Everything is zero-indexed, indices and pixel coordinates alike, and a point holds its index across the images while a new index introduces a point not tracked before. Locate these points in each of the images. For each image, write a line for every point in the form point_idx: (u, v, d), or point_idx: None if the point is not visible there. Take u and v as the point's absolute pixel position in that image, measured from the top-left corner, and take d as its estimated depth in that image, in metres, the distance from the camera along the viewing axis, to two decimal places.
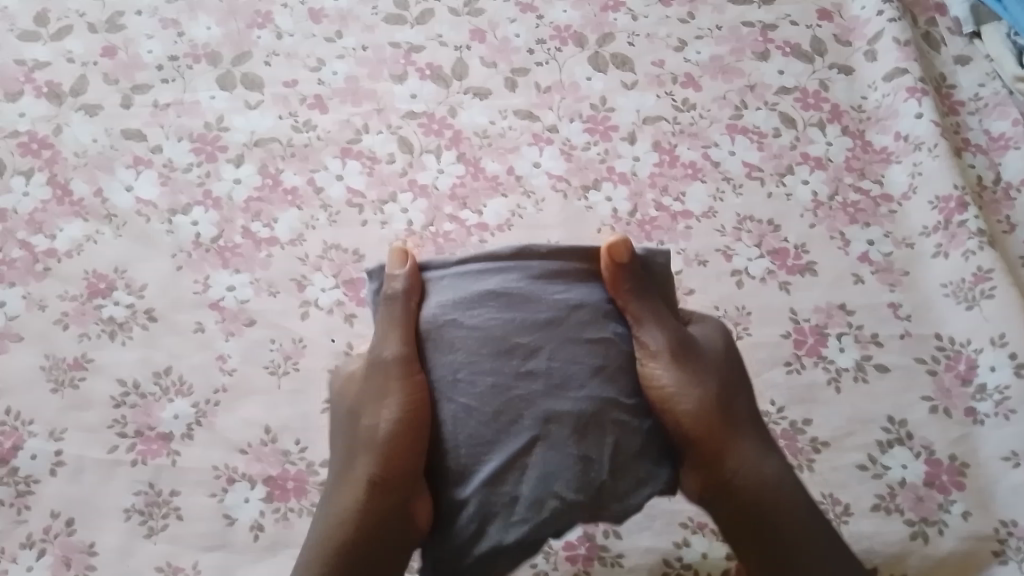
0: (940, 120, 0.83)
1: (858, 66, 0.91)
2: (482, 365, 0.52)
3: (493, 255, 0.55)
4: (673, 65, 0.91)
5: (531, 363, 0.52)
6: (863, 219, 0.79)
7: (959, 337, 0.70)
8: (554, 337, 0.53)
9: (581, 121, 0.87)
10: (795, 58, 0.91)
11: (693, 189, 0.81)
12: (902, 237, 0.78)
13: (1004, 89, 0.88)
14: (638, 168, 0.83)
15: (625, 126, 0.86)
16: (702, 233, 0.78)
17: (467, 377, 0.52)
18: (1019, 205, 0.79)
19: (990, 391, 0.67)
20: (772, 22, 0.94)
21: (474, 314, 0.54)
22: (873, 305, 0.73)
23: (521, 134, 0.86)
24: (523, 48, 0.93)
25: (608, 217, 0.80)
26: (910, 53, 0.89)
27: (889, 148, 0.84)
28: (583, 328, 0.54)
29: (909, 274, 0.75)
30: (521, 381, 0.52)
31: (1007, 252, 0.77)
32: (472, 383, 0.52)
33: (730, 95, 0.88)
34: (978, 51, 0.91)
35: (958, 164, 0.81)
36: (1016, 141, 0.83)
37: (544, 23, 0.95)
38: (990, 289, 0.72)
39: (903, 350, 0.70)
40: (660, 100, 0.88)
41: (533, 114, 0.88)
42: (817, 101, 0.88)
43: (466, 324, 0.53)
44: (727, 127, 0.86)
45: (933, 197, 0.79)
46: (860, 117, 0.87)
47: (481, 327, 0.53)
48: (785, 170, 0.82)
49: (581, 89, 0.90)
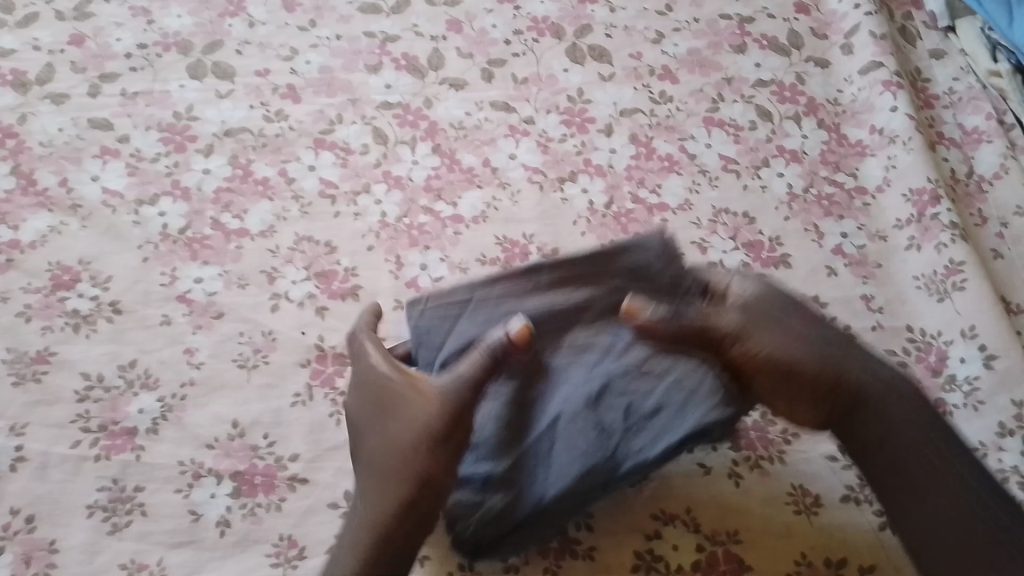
0: (915, 114, 0.84)
1: (835, 60, 0.91)
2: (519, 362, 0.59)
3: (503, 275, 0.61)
4: (651, 58, 0.91)
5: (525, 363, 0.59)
6: (838, 212, 0.79)
7: (931, 329, 0.71)
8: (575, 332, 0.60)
9: (558, 114, 0.86)
10: (772, 52, 0.91)
11: (669, 182, 0.81)
12: (876, 230, 0.78)
13: (978, 83, 0.88)
14: (614, 161, 0.83)
15: (602, 119, 0.86)
16: (678, 226, 0.78)
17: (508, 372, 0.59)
18: (992, 199, 0.80)
19: (960, 382, 0.67)
20: (750, 16, 0.94)
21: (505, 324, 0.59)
22: (846, 298, 0.73)
23: (497, 126, 0.85)
24: (500, 40, 0.92)
25: (584, 210, 0.79)
26: (886, 46, 0.89)
27: (865, 141, 0.84)
28: (590, 324, 0.61)
29: (883, 267, 0.75)
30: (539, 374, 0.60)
31: (980, 245, 0.77)
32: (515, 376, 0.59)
33: (707, 88, 0.88)
34: (953, 46, 0.92)
35: (932, 157, 0.81)
36: (989, 136, 0.84)
37: (521, 15, 0.94)
38: (961, 281, 0.72)
39: (876, 342, 0.70)
40: (637, 93, 0.88)
41: (510, 106, 0.87)
42: (793, 95, 0.88)
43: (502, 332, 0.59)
44: (703, 120, 0.85)
45: (907, 190, 0.79)
46: (836, 110, 0.87)
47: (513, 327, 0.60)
48: (760, 163, 0.82)
49: (558, 81, 0.89)
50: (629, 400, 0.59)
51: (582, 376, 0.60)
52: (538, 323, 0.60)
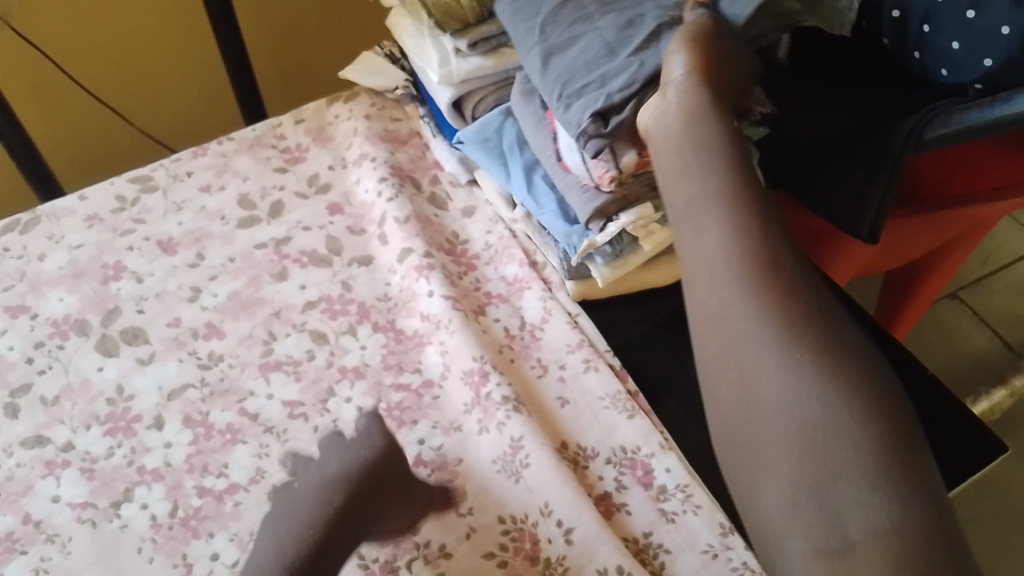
0: (451, 290, 0.82)
1: (376, 253, 0.88)
2: (575, 62, 0.73)
3: (552, 10, 0.76)
4: (191, 319, 0.83)
5: (598, 36, 0.73)
6: (410, 417, 0.75)
7: (518, 514, 0.68)
8: (604, 22, 0.74)
9: (99, 424, 0.76)
10: (314, 267, 0.86)
11: (235, 455, 0.73)
12: (449, 422, 0.75)
13: (507, 230, 0.89)
14: (171, 455, 0.74)
15: (149, 411, 0.77)
16: (254, 505, 0.71)
17: (564, 63, 0.73)
18: (545, 343, 0.79)
19: (555, 564, 0.65)
20: (284, 236, 0.89)
21: (566, 51, 0.74)
22: (433, 512, 0.69)
23: (31, 468, 0.74)
24: (19, 360, 0.81)
25: (147, 528, 0.70)
26: (413, 228, 0.87)
27: (419, 330, 0.81)
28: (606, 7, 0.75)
29: (463, 460, 0.72)
30: (581, 63, 0.72)
31: (542, 399, 0.75)
32: (578, 51, 0.73)
33: (255, 330, 0.81)
34: (480, 198, 0.92)
35: (477, 329, 0.80)
36: (528, 281, 0.84)
37: (38, 322, 0.83)
38: (526, 458, 0.70)
39: (473, 551, 0.67)
40: (183, 364, 0.80)
41: (42, 437, 0.76)
42: (343, 305, 0.83)
43: (569, 55, 0.74)
44: (259, 367, 0.79)
45: (462, 373, 0.77)
46: (387, 307, 0.83)
47: (563, 35, 0.75)
48: (325, 394, 0.77)
49: (92, 385, 0.79)
50: (565, 59, 0.74)
51: (594, 32, 0.74)
52: (576, 44, 0.74)
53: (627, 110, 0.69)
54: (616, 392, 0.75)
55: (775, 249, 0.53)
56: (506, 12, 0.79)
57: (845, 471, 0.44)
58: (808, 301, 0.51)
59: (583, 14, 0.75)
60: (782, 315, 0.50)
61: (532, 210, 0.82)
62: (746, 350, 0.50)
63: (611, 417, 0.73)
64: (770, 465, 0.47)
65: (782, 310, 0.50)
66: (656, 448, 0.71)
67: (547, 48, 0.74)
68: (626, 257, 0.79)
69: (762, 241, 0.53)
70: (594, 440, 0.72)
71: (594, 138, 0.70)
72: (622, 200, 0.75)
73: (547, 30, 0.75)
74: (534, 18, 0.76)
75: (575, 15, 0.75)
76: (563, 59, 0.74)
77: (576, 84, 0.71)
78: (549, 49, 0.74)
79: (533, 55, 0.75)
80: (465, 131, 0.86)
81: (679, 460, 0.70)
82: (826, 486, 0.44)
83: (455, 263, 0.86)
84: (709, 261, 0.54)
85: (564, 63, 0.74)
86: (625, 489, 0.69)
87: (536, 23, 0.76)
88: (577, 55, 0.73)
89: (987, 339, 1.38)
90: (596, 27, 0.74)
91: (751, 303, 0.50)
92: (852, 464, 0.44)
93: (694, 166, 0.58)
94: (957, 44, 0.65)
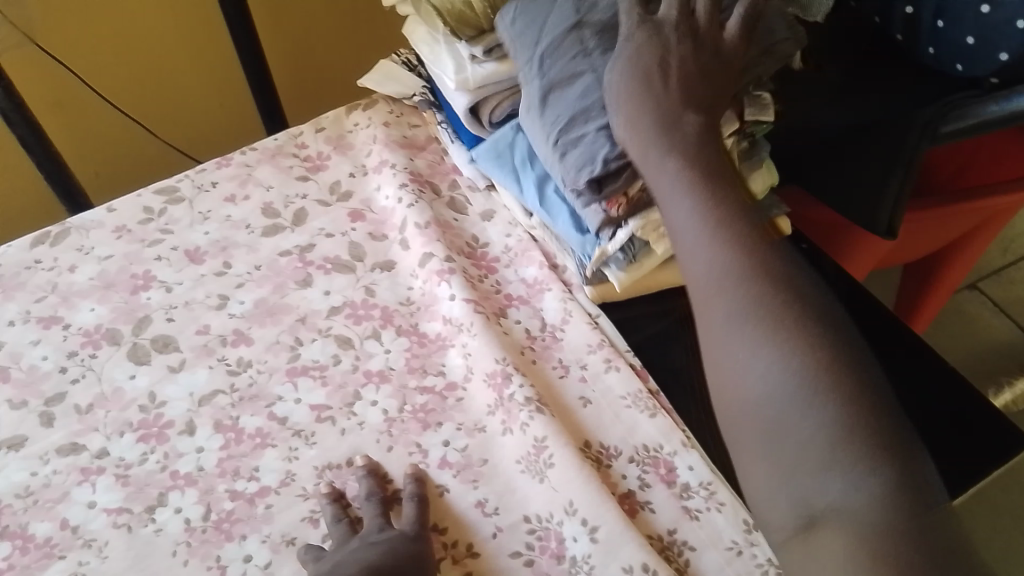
0: (472, 293, 0.83)
1: (397, 258, 0.89)
2: (570, 113, 0.75)
3: (554, 39, 0.76)
4: (219, 326, 0.85)
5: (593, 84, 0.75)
6: (435, 420, 0.76)
7: (543, 513, 0.69)
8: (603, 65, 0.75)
9: (132, 431, 0.78)
10: (337, 273, 0.88)
11: (265, 459, 0.75)
12: (473, 423, 0.76)
13: (526, 233, 0.90)
14: (203, 460, 0.76)
15: (180, 418, 0.79)
16: (284, 507, 0.72)
17: (559, 112, 0.76)
18: (566, 344, 0.80)
19: (580, 562, 0.66)
20: (307, 243, 0.91)
21: (564, 94, 0.76)
22: (458, 513, 0.71)
23: (68, 474, 0.76)
24: (53, 370, 0.83)
25: (181, 532, 0.71)
26: (432, 233, 0.88)
27: (441, 333, 0.82)
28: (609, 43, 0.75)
29: (487, 461, 0.73)
30: (576, 113, 0.75)
31: (564, 400, 0.76)
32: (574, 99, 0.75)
33: (282, 336, 0.83)
34: (498, 202, 0.94)
35: (497, 331, 0.81)
36: (547, 283, 0.85)
37: (71, 332, 0.86)
38: (550, 457, 0.71)
39: (500, 551, 0.68)
40: (213, 370, 0.81)
41: (77, 444, 0.78)
42: (366, 310, 0.85)
43: (567, 97, 0.76)
44: (286, 372, 0.81)
45: (484, 375, 0.78)
46: (409, 311, 0.85)
47: (561, 74, 0.76)
48: (351, 398, 0.78)
49: (125, 393, 0.81)
50: (560, 107, 0.76)
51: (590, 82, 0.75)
52: (573, 88, 0.76)
53: (612, 177, 0.73)
54: (638, 391, 0.75)
55: (766, 270, 0.54)
56: (510, 32, 0.79)
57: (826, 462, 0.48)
58: (797, 313, 0.52)
59: (583, 48, 0.76)
60: (768, 332, 0.52)
61: (545, 220, 0.83)
62: (715, 363, 0.55)
63: (633, 416, 0.74)
64: (743, 464, 0.52)
65: (750, 320, 0.53)
66: (678, 446, 0.72)
67: (544, 88, 0.76)
68: (642, 260, 0.79)
69: (750, 261, 0.55)
70: (616, 439, 0.73)
71: (585, 194, 0.75)
72: (632, 206, 0.75)
73: (545, 70, 0.76)
74: (535, 49, 0.77)
75: (575, 48, 0.76)
76: (559, 104, 0.76)
77: (572, 137, 0.75)
78: (548, 86, 0.76)
79: (534, 91, 0.77)
80: (477, 149, 0.88)
81: (702, 457, 0.71)
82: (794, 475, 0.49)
83: (474, 267, 0.88)
84: (699, 278, 0.57)
85: (563, 104, 0.76)
86: (649, 487, 0.70)
87: (537, 52, 0.77)
88: (572, 104, 0.75)
89: (1006, 327, 1.37)
90: (595, 68, 0.75)
91: (712, 301, 0.56)
92: (812, 456, 0.48)
93: (673, 196, 0.61)
94: (972, 39, 0.65)
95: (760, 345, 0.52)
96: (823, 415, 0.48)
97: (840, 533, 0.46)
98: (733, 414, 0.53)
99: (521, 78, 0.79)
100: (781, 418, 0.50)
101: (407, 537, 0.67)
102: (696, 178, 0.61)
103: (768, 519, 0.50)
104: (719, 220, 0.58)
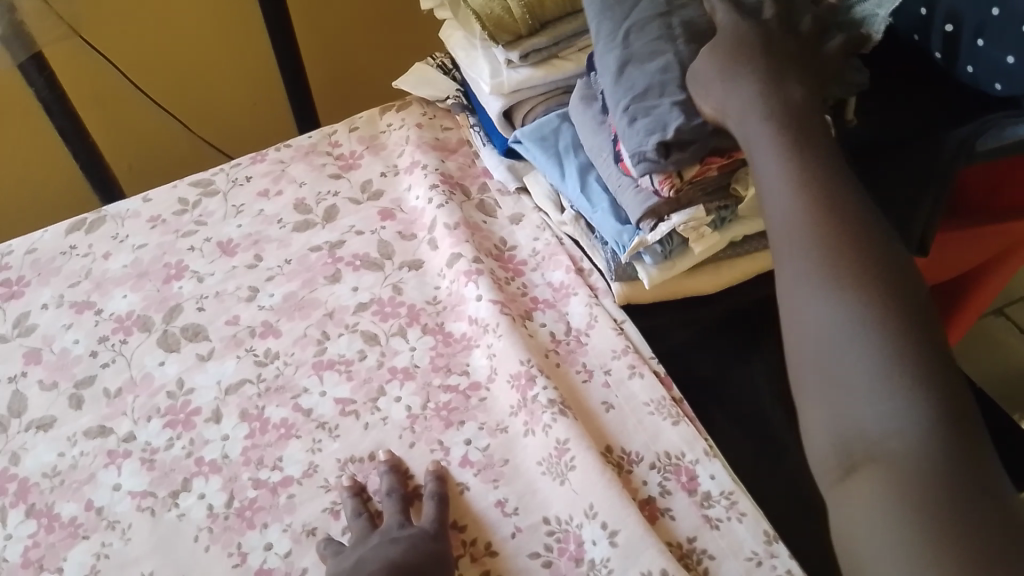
0: (499, 295, 0.84)
1: (425, 257, 0.90)
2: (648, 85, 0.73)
3: (649, 11, 0.74)
4: (249, 317, 0.86)
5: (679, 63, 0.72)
6: (458, 418, 0.77)
7: (563, 515, 0.69)
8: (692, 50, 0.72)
9: (160, 417, 0.80)
10: (366, 270, 0.89)
11: (289, 450, 0.76)
12: (496, 423, 0.77)
13: (554, 238, 0.91)
14: (228, 449, 0.77)
15: (207, 406, 0.80)
16: (306, 498, 0.73)
17: (634, 82, 0.73)
18: (591, 348, 0.81)
19: (599, 565, 0.66)
20: (338, 240, 0.92)
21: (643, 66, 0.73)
22: (478, 511, 0.71)
23: (95, 457, 0.77)
24: (84, 354, 0.85)
25: (204, 518, 0.72)
26: (461, 234, 0.90)
27: (467, 333, 0.83)
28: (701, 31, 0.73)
29: (509, 461, 0.74)
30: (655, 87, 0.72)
31: (588, 404, 0.77)
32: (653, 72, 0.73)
33: (310, 330, 0.84)
34: (528, 206, 0.95)
35: (523, 333, 0.81)
36: (574, 288, 0.85)
37: (103, 318, 0.87)
38: (571, 460, 0.72)
39: (518, 551, 0.68)
40: (241, 361, 0.83)
41: (105, 427, 0.79)
42: (393, 308, 0.86)
43: (645, 70, 0.73)
44: (313, 366, 0.82)
45: (509, 376, 0.78)
46: (436, 310, 0.86)
47: (646, 46, 0.74)
48: (376, 393, 0.79)
49: (154, 379, 0.82)
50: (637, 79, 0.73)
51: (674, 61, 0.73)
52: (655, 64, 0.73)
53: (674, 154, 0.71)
54: (661, 398, 0.76)
55: (844, 199, 0.52)
56: (595, 3, 0.78)
57: (884, 402, 0.44)
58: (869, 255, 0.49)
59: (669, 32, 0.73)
60: (833, 259, 0.49)
61: (584, 209, 0.84)
62: (782, 285, 0.52)
63: (656, 422, 0.75)
64: (801, 395, 0.49)
65: (817, 248, 0.50)
66: (700, 454, 0.72)
67: (623, 55, 0.74)
68: (675, 259, 0.81)
69: (829, 196, 0.52)
70: (638, 445, 0.73)
71: (647, 161, 0.72)
72: (676, 202, 0.76)
73: (630, 41, 0.74)
74: (621, 25, 0.75)
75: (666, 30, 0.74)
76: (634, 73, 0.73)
77: (643, 108, 0.72)
78: (627, 56, 0.74)
79: (612, 59, 0.75)
80: (522, 131, 0.88)
81: (724, 466, 0.71)
82: (848, 412, 0.45)
83: (502, 269, 0.89)
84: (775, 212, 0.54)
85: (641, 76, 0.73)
86: (670, 494, 0.70)
87: (621, 26, 0.76)
88: (646, 75, 0.73)
89: None
90: (679, 50, 0.72)
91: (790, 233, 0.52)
92: (871, 390, 0.45)
93: (755, 135, 0.59)
94: (1012, 58, 0.65)
95: (819, 267, 0.50)
96: (883, 346, 0.45)
97: (883, 476, 0.43)
98: (795, 340, 0.50)
99: (598, 48, 0.77)
100: (843, 344, 0.47)
101: (427, 537, 0.67)
102: (773, 118, 0.59)
103: (814, 451, 0.47)
104: (793, 153, 0.55)
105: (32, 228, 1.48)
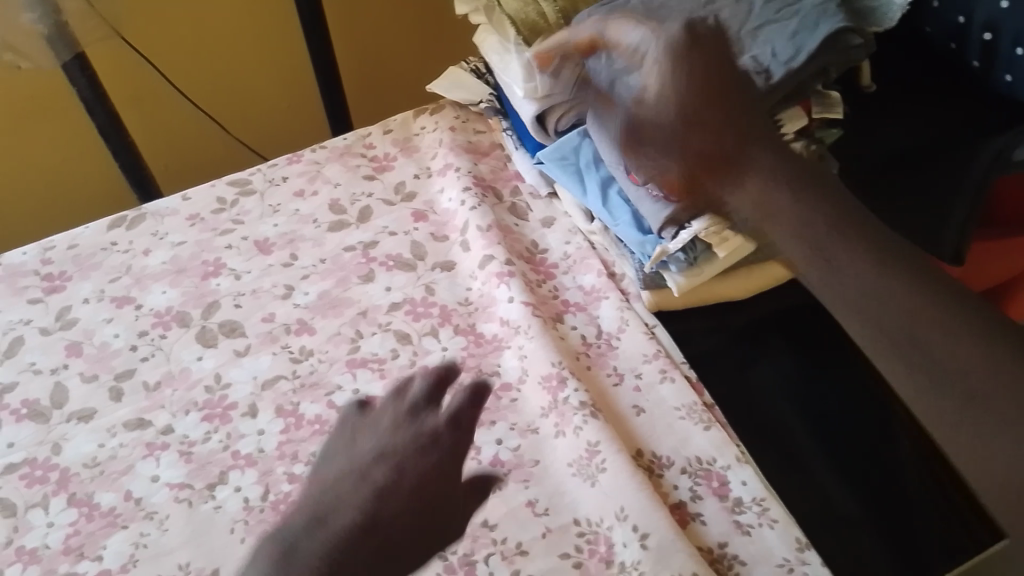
0: (530, 297, 0.85)
1: (457, 259, 0.91)
2: None
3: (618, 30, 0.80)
4: (285, 314, 0.88)
5: None
6: (488, 418, 0.78)
7: (593, 517, 0.70)
8: None
9: (197, 411, 0.81)
10: (399, 271, 0.90)
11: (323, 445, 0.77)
12: (526, 424, 0.77)
13: (586, 241, 0.91)
14: (264, 443, 0.78)
15: (243, 400, 0.82)
16: None
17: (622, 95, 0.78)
18: (622, 352, 0.81)
19: (629, 567, 0.66)
20: (372, 240, 0.94)
21: None
22: (509, 511, 0.72)
23: (133, 448, 0.79)
24: (124, 348, 0.87)
25: (239, 511, 0.74)
26: (494, 236, 0.91)
27: (498, 334, 0.84)
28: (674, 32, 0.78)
29: (539, 462, 0.75)
30: None
31: (618, 407, 0.77)
32: None
33: (344, 328, 0.86)
34: (559, 209, 0.95)
35: (554, 335, 0.82)
36: (605, 291, 0.86)
37: (143, 313, 0.90)
38: (602, 462, 0.72)
39: (548, 551, 0.69)
40: (276, 357, 0.84)
41: (144, 420, 0.81)
42: (426, 308, 0.87)
43: None
44: (346, 363, 0.83)
45: (539, 377, 0.79)
46: (468, 311, 0.87)
47: None
48: None
49: (191, 373, 0.84)
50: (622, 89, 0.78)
51: None
52: None
53: None
54: (692, 403, 0.76)
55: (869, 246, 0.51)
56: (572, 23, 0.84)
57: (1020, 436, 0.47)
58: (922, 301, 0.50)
59: (645, 40, 0.79)
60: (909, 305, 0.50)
61: (606, 221, 0.85)
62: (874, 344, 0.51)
63: (687, 428, 0.75)
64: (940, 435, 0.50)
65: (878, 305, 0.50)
66: (731, 460, 0.72)
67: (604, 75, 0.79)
68: (701, 265, 0.80)
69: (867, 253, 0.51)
70: (668, 449, 0.74)
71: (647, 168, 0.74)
72: None
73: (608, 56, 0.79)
74: (600, 40, 0.80)
75: None
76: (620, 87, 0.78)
77: None
78: (611, 74, 0.78)
79: (598, 77, 0.80)
80: (543, 152, 0.90)
81: (755, 472, 0.71)
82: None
83: (533, 272, 0.89)
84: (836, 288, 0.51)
85: None
86: (700, 498, 0.70)
87: (601, 46, 0.80)
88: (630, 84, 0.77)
89: None
90: None
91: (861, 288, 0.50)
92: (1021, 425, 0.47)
93: (748, 188, 0.53)
94: None
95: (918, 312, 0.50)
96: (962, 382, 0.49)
97: None
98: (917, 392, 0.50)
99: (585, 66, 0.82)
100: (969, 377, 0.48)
101: (429, 448, 0.62)
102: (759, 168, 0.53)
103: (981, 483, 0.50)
104: (809, 208, 0.52)
105: (71, 224, 1.52)
